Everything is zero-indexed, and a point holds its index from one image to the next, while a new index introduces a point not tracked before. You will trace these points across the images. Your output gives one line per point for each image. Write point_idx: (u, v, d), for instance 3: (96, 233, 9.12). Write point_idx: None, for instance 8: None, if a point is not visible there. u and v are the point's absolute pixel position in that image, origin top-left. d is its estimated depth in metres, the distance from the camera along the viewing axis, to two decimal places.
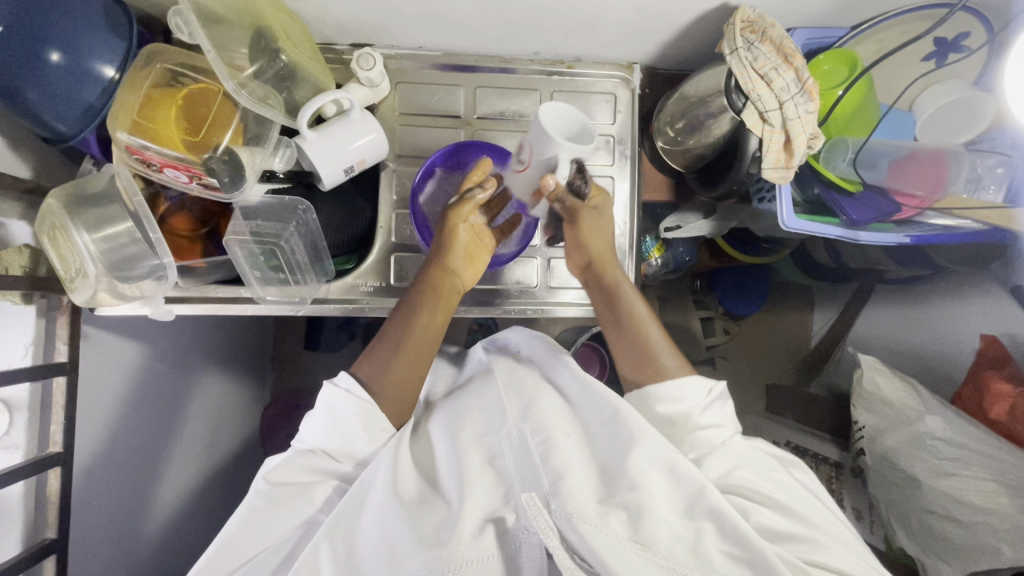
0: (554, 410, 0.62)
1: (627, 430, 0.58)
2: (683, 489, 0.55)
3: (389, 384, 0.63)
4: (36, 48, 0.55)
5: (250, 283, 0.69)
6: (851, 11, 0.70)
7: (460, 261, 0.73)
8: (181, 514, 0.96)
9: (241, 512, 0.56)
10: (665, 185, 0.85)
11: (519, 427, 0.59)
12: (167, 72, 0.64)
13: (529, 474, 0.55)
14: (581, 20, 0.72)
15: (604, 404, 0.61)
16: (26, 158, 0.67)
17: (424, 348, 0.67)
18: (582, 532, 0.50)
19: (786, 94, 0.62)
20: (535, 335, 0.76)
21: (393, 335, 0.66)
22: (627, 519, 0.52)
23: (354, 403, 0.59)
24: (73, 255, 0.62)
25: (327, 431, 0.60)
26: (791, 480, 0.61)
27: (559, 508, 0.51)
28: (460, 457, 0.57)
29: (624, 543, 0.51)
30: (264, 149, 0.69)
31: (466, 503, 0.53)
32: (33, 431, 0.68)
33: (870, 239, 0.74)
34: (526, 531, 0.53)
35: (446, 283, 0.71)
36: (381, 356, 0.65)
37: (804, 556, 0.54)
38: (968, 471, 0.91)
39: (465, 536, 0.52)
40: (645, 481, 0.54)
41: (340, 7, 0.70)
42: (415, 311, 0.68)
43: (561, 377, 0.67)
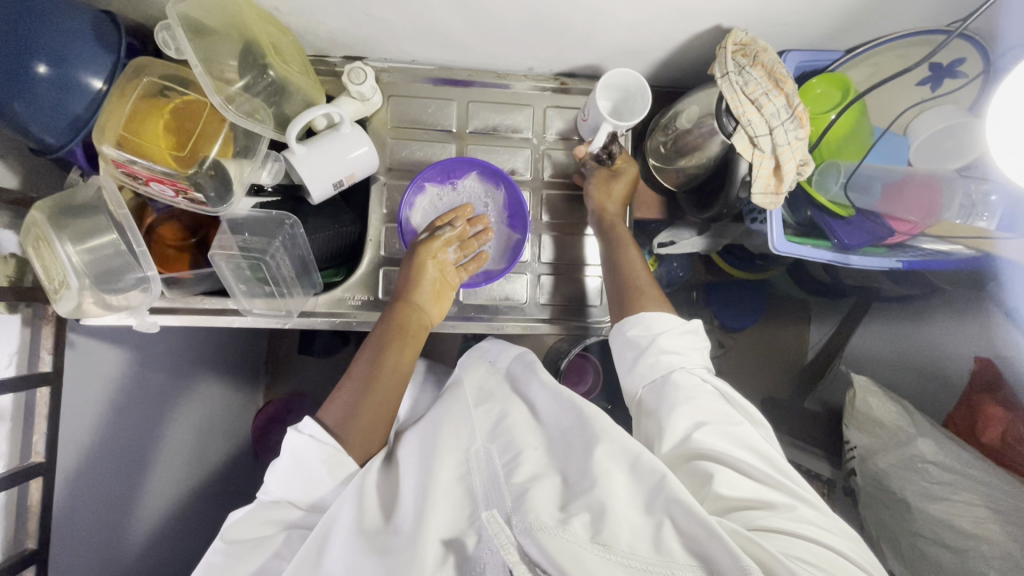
0: (524, 427, 0.64)
1: (591, 429, 0.60)
2: (644, 482, 0.55)
3: (354, 427, 0.64)
4: (23, 61, 0.55)
5: (234, 292, 0.68)
6: (847, 34, 0.69)
7: (426, 297, 0.73)
8: (166, 520, 0.95)
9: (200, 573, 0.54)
10: (657, 202, 0.83)
11: (486, 446, 0.62)
12: (155, 85, 0.64)
13: (495, 493, 0.56)
14: (574, 37, 0.72)
15: (569, 407, 0.64)
16: (14, 168, 0.67)
17: (391, 391, 0.68)
18: (543, 542, 0.47)
19: (775, 120, 0.61)
20: (512, 346, 0.79)
21: (360, 378, 0.68)
22: (591, 521, 0.51)
23: (319, 449, 0.61)
24: (56, 267, 0.61)
25: (293, 481, 0.60)
26: (753, 433, 0.61)
27: (520, 521, 0.50)
28: (430, 474, 0.58)
29: (583, 545, 0.48)
30: (253, 162, 0.69)
31: (426, 521, 0.53)
32: (15, 441, 0.67)
33: (863, 263, 0.73)
34: (489, 551, 0.50)
35: (413, 320, 0.72)
36: (348, 398, 0.66)
37: (753, 519, 0.53)
38: (958, 496, 0.90)
39: (428, 564, 0.50)
40: (605, 477, 0.54)
41: (332, 21, 0.69)
42: (383, 351, 0.69)
43: (532, 391, 0.69)
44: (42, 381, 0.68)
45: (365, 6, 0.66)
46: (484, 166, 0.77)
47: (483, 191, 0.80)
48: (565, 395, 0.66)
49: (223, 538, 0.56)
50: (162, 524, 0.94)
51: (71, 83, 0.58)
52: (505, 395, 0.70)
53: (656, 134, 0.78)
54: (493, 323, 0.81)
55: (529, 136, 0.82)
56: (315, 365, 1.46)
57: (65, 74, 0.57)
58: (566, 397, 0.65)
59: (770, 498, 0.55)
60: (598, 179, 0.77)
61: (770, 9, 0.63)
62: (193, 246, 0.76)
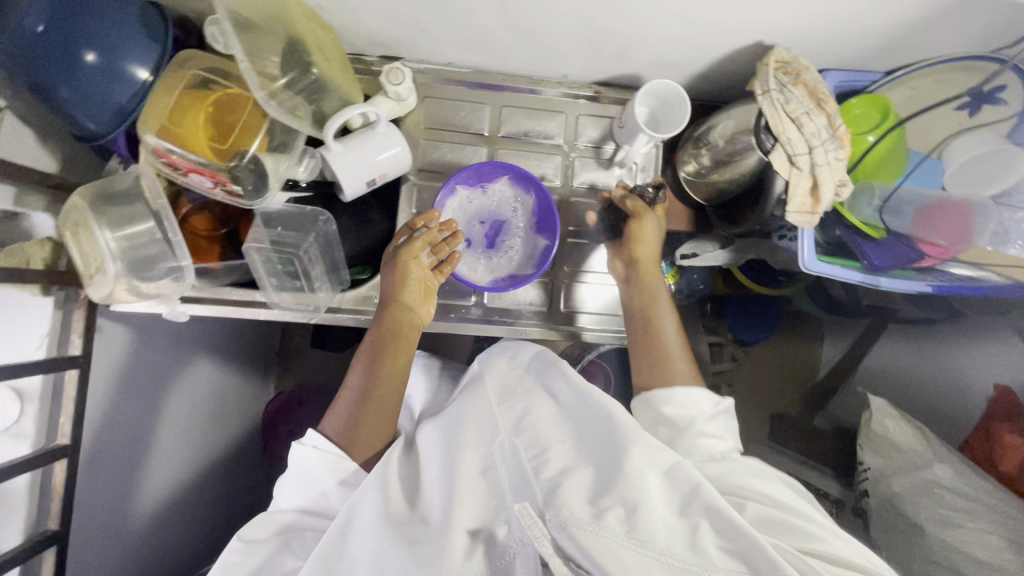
0: (549, 421, 0.63)
1: (618, 433, 0.59)
2: (678, 487, 0.55)
3: (357, 435, 0.67)
4: (72, 49, 0.56)
5: (265, 286, 0.69)
6: (888, 56, 0.69)
7: (414, 297, 0.74)
8: (173, 505, 0.96)
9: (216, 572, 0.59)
10: (685, 214, 0.84)
11: (511, 440, 0.61)
12: (199, 77, 0.64)
13: (523, 486, 0.57)
14: (613, 47, 0.72)
15: (596, 408, 0.62)
16: (56, 151, 0.68)
17: (389, 400, 0.70)
18: (578, 538, 0.50)
19: (817, 139, 0.61)
20: (524, 342, 0.77)
21: (357, 387, 0.70)
22: (624, 515, 0.52)
23: (323, 458, 0.63)
24: (93, 253, 0.62)
25: (299, 490, 0.64)
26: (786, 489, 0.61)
27: (554, 517, 0.52)
28: (455, 468, 0.59)
29: (620, 541, 0.51)
30: (291, 157, 0.69)
31: (454, 513, 0.55)
32: (42, 421, 0.68)
33: (890, 285, 0.74)
34: (519, 541, 0.54)
35: (404, 322, 0.73)
36: (347, 409, 0.69)
37: (802, 545, 0.54)
38: (973, 524, 0.89)
39: (456, 556, 0.53)
40: (639, 478, 0.54)
41: (373, 21, 0.69)
42: (375, 359, 0.71)
43: (557, 386, 0.67)
44: (71, 364, 0.69)
45: (408, 8, 0.66)
46: (514, 171, 0.77)
47: (513, 196, 0.80)
48: (587, 393, 0.64)
49: (240, 537, 0.61)
50: (168, 508, 0.95)
51: (117, 72, 0.59)
52: (527, 391, 0.68)
53: (689, 147, 0.78)
54: (515, 327, 0.81)
55: (560, 143, 0.82)
56: (327, 359, 1.46)
57: (113, 64, 0.58)
58: (594, 398, 0.63)
59: (791, 516, 0.56)
60: (646, 224, 0.77)
61: (813, 28, 0.63)
62: (223, 236, 0.78)
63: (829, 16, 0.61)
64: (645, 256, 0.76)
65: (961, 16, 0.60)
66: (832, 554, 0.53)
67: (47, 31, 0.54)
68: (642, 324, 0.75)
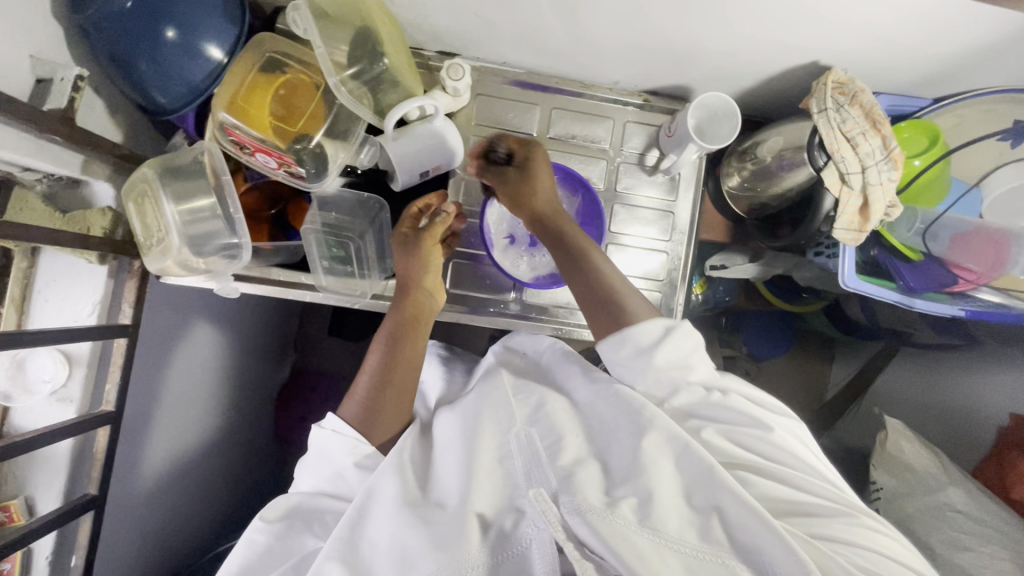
0: (563, 412, 0.64)
1: (636, 421, 0.60)
2: (691, 474, 0.56)
3: (375, 420, 0.66)
4: (155, 24, 0.57)
5: (313, 265, 0.70)
6: (939, 84, 0.71)
7: (433, 281, 0.76)
8: (185, 475, 0.98)
9: (240, 550, 0.61)
10: (724, 227, 0.86)
11: (528, 430, 0.62)
12: (273, 60, 0.66)
13: (539, 473, 0.58)
14: (671, 56, 0.73)
15: (612, 398, 0.63)
16: (123, 123, 0.69)
17: (407, 383, 0.70)
18: (592, 522, 0.51)
19: (871, 159, 0.63)
20: (548, 340, 0.75)
21: (376, 370, 0.69)
22: (638, 505, 0.54)
23: (343, 441, 0.64)
24: (160, 223, 0.64)
25: (319, 475, 0.65)
26: (783, 440, 0.61)
27: (569, 501, 0.54)
28: (473, 455, 0.60)
29: (633, 528, 0.51)
30: (352, 144, 0.70)
31: (469, 495, 0.57)
32: (88, 387, 0.70)
33: (925, 307, 0.76)
34: (536, 528, 0.54)
35: (422, 304, 0.74)
36: (364, 393, 0.68)
37: (812, 530, 0.54)
38: (985, 548, 0.91)
39: (472, 539, 0.54)
40: (653, 467, 0.56)
41: (440, 16, 0.71)
42: (395, 342, 0.71)
43: (573, 378, 0.69)
44: (121, 333, 0.70)
45: (478, 7, 0.68)
46: (563, 170, 0.79)
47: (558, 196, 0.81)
48: (600, 382, 0.65)
49: (262, 518, 0.62)
50: (181, 479, 0.96)
51: (195, 51, 0.61)
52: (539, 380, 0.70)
53: (733, 160, 0.81)
54: (549, 326, 0.83)
55: (607, 148, 0.84)
56: (343, 348, 1.48)
57: (191, 42, 0.60)
58: (608, 387, 0.64)
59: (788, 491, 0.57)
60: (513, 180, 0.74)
61: (872, 52, 0.65)
62: (270, 217, 0.79)
63: (890, 41, 0.63)
64: (546, 198, 0.74)
65: (1016, 52, 0.62)
66: (827, 534, 0.54)
67: (133, 6, 0.56)
68: (580, 278, 0.69)
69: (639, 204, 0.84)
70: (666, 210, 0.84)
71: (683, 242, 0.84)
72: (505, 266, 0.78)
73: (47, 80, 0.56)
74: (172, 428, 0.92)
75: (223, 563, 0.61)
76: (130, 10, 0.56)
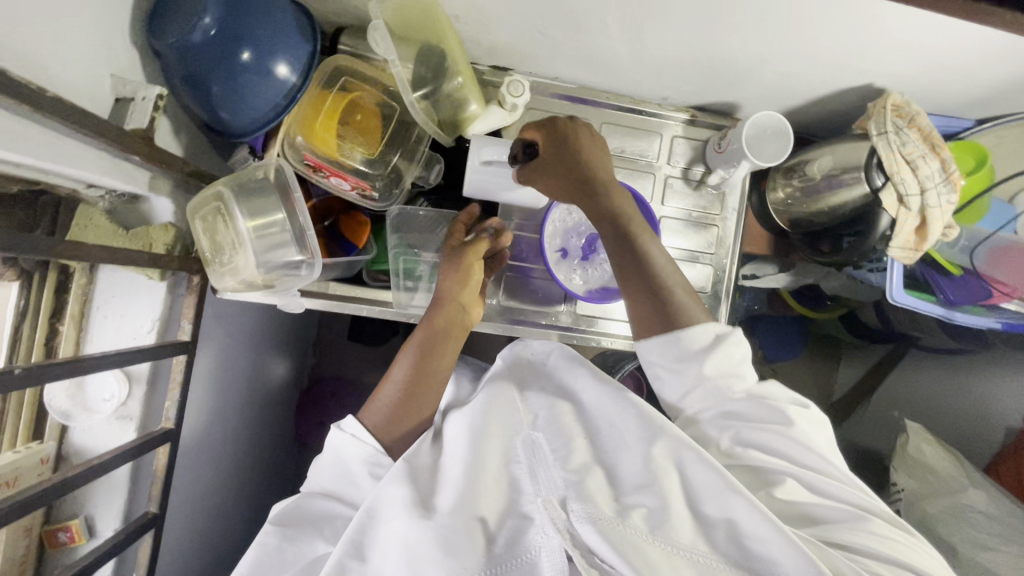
0: (571, 417, 0.65)
1: (648, 429, 0.60)
2: (702, 487, 0.56)
3: (396, 430, 0.66)
4: (234, 46, 0.57)
5: (396, 286, 0.74)
6: (982, 107, 0.74)
7: (470, 297, 0.74)
8: (218, 483, 0.97)
9: (252, 554, 0.60)
10: (766, 240, 0.88)
11: (532, 434, 0.64)
12: (346, 82, 0.68)
13: (547, 479, 0.58)
14: (727, 75, 0.75)
15: (623, 406, 0.63)
16: (187, 137, 0.68)
17: (432, 397, 0.69)
18: (603, 531, 0.51)
19: (931, 182, 0.66)
20: (553, 344, 0.76)
21: (401, 380, 0.68)
22: (647, 515, 0.55)
23: (362, 449, 0.63)
24: (233, 237, 0.64)
25: (336, 476, 0.65)
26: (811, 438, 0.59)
27: (579, 508, 0.54)
28: (478, 458, 0.60)
29: (643, 536, 0.53)
30: (416, 162, 0.73)
31: (473, 502, 0.57)
32: (147, 404, 0.69)
33: (965, 320, 0.79)
34: (544, 535, 0.54)
35: (458, 318, 0.73)
36: (389, 402, 0.67)
37: (834, 539, 0.55)
38: (1007, 547, 0.95)
39: (478, 543, 0.54)
40: (664, 477, 0.57)
41: (503, 33, 0.72)
42: (423, 354, 0.70)
43: (581, 382, 0.69)
44: (182, 350, 0.69)
45: (547, 25, 0.69)
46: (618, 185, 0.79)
47: None
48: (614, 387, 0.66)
49: (273, 522, 0.62)
50: (216, 492, 0.96)
51: (266, 72, 0.60)
52: (539, 382, 0.71)
53: (779, 177, 0.82)
54: (596, 338, 0.85)
55: (655, 162, 0.85)
56: (362, 353, 1.47)
57: (264, 64, 0.59)
58: (614, 393, 0.65)
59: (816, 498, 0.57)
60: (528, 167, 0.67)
61: (929, 77, 0.68)
62: (323, 230, 0.79)
63: (949, 68, 0.66)
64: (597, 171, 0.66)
65: None
66: (850, 545, 0.54)
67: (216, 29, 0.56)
68: (633, 272, 0.65)
69: (683, 217, 0.85)
70: (711, 223, 0.86)
71: (727, 255, 0.86)
72: (560, 279, 0.79)
73: (129, 99, 0.55)
74: (207, 438, 0.91)
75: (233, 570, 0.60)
76: (212, 34, 0.55)
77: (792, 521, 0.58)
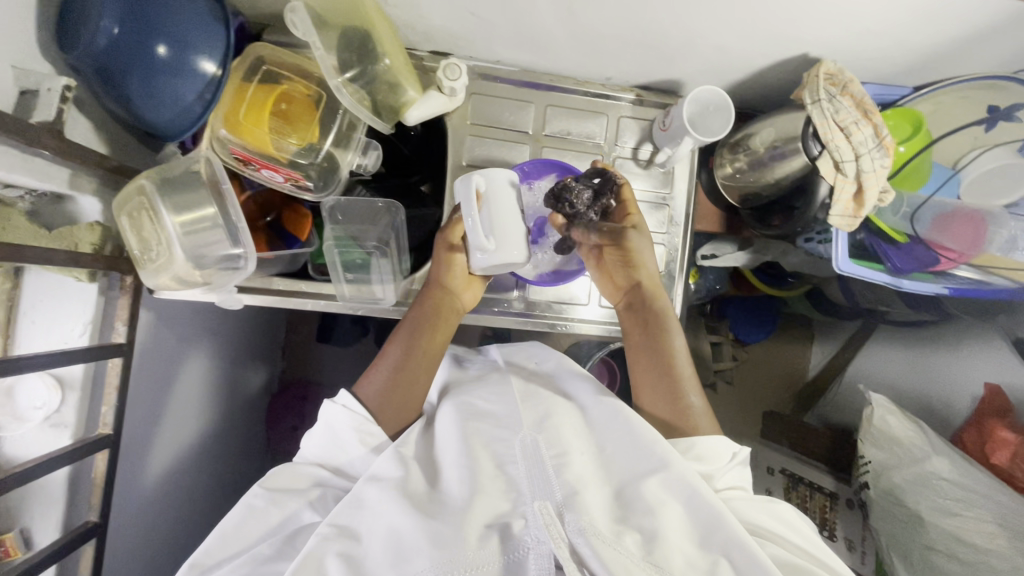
0: (571, 428, 0.66)
1: (652, 455, 0.62)
2: (697, 516, 0.58)
3: (388, 401, 0.70)
4: (145, 42, 0.55)
5: (336, 278, 0.72)
6: (918, 73, 0.74)
7: (459, 282, 0.76)
8: (185, 490, 0.96)
9: (238, 513, 0.62)
10: (717, 216, 0.88)
11: (534, 436, 0.63)
12: (269, 71, 0.65)
13: (543, 484, 0.59)
14: (665, 52, 0.75)
15: (629, 430, 0.65)
16: (111, 134, 0.66)
17: (423, 373, 0.72)
18: (597, 548, 0.53)
19: (864, 147, 0.66)
20: (552, 352, 0.81)
21: (393, 358, 0.72)
22: (641, 541, 0.56)
23: (352, 416, 0.66)
24: (158, 236, 0.62)
25: (324, 444, 0.68)
26: (794, 523, 0.65)
27: (573, 521, 0.55)
28: (473, 461, 0.61)
29: (635, 561, 0.54)
30: (353, 150, 0.70)
31: (474, 506, 0.57)
32: (82, 411, 0.66)
33: (912, 287, 0.79)
34: (536, 539, 0.55)
35: (446, 303, 0.75)
36: (382, 375, 0.71)
37: None
38: (970, 512, 0.95)
39: (471, 540, 0.55)
40: (663, 508, 0.58)
41: (436, 16, 0.71)
42: (416, 333, 0.73)
43: (583, 396, 0.71)
44: (115, 352, 0.67)
45: (477, 5, 0.68)
46: (564, 168, 0.80)
47: None
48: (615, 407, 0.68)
49: (263, 485, 0.64)
50: (177, 501, 0.93)
51: (186, 67, 0.58)
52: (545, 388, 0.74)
53: (725, 152, 0.83)
54: (552, 322, 0.85)
55: (602, 144, 0.84)
56: (332, 354, 1.45)
57: (183, 57, 0.58)
58: (621, 412, 0.67)
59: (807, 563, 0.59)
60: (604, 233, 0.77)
61: (861, 44, 0.68)
62: (266, 226, 0.78)
63: (879, 34, 0.66)
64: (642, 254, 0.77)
65: (990, 40, 0.65)
66: None
67: (121, 29, 0.53)
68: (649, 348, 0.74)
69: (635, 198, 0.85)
70: (659, 202, 0.86)
71: (678, 234, 0.86)
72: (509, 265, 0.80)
73: (33, 91, 0.53)
74: (169, 444, 0.89)
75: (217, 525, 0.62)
76: (118, 36, 0.53)
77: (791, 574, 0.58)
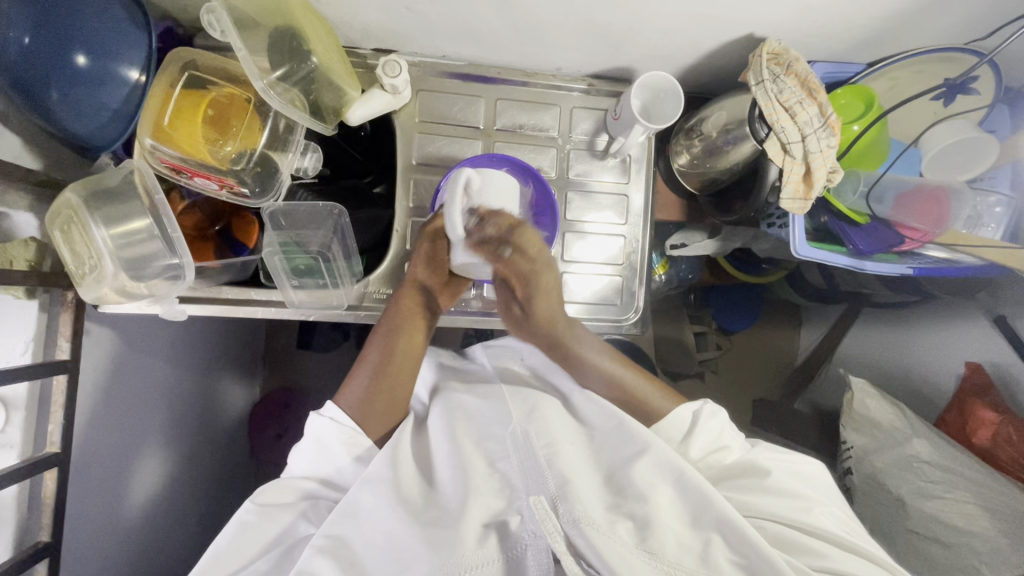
0: (559, 421, 0.66)
1: (638, 440, 0.62)
2: (689, 499, 0.57)
3: (372, 411, 0.67)
4: (61, 50, 0.54)
5: (281, 283, 0.71)
6: (867, 49, 0.72)
7: (436, 283, 0.77)
8: (165, 505, 0.94)
9: (231, 529, 0.59)
10: (677, 205, 0.87)
11: (524, 427, 0.62)
12: (197, 76, 0.65)
13: (535, 478, 0.57)
14: (609, 39, 0.73)
15: (632, 439, 0.62)
16: (42, 150, 0.65)
17: (404, 375, 0.71)
18: (591, 537, 0.51)
19: (809, 128, 0.67)
20: (537, 345, 0.80)
21: (374, 360, 0.71)
22: (634, 528, 0.54)
23: (341, 430, 0.64)
24: (90, 247, 0.61)
25: (314, 460, 0.65)
26: (780, 484, 0.64)
27: (567, 512, 0.53)
28: (463, 461, 0.60)
29: (630, 551, 0.52)
30: (292, 154, 0.71)
31: (465, 509, 0.55)
32: (29, 430, 0.66)
33: (875, 268, 0.77)
34: (532, 534, 0.53)
35: (421, 303, 0.75)
36: (362, 382, 0.69)
37: (814, 563, 0.57)
38: (951, 495, 0.92)
39: (469, 541, 0.53)
40: (654, 492, 0.57)
41: (370, 13, 0.70)
42: (393, 335, 0.72)
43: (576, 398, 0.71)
44: (59, 370, 0.66)
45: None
46: (515, 163, 0.77)
47: None
48: (611, 407, 0.67)
49: (255, 500, 0.61)
50: (154, 510, 0.91)
51: (107, 74, 0.58)
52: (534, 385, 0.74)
53: (680, 139, 0.81)
54: None
55: (556, 135, 0.83)
56: (312, 359, 1.42)
57: (102, 64, 0.57)
58: (617, 417, 0.65)
59: (795, 532, 0.60)
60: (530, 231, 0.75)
61: (804, 25, 0.66)
62: (215, 235, 0.76)
63: (820, 15, 0.64)
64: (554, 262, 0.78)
65: (935, 13, 0.64)
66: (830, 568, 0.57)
67: (34, 39, 0.52)
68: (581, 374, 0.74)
69: (598, 190, 0.83)
70: (617, 192, 0.84)
71: (638, 224, 0.84)
72: None
73: None
74: (148, 461, 0.88)
75: (209, 545, 0.59)
76: (29, 48, 0.52)
77: (791, 550, 0.59)
